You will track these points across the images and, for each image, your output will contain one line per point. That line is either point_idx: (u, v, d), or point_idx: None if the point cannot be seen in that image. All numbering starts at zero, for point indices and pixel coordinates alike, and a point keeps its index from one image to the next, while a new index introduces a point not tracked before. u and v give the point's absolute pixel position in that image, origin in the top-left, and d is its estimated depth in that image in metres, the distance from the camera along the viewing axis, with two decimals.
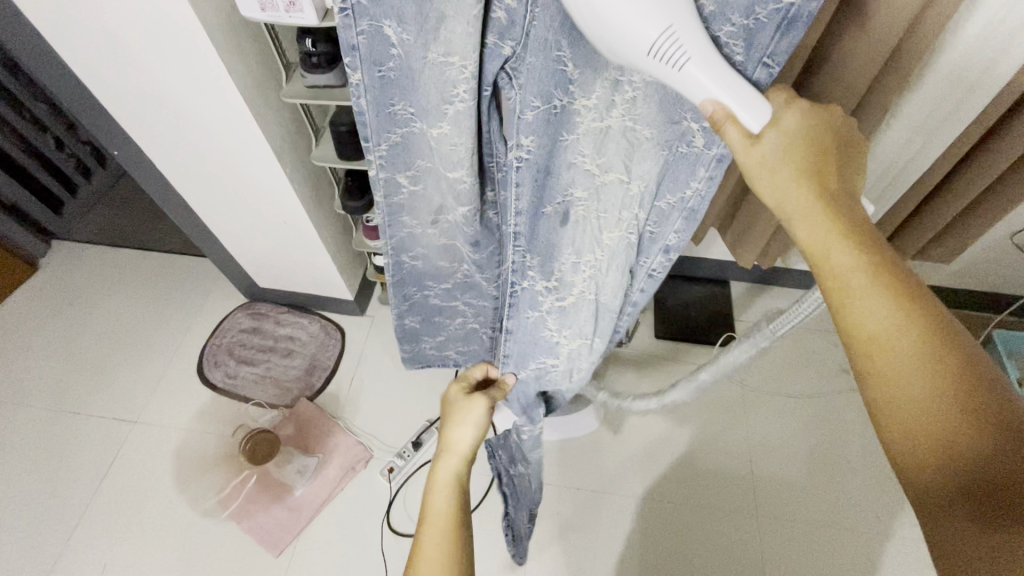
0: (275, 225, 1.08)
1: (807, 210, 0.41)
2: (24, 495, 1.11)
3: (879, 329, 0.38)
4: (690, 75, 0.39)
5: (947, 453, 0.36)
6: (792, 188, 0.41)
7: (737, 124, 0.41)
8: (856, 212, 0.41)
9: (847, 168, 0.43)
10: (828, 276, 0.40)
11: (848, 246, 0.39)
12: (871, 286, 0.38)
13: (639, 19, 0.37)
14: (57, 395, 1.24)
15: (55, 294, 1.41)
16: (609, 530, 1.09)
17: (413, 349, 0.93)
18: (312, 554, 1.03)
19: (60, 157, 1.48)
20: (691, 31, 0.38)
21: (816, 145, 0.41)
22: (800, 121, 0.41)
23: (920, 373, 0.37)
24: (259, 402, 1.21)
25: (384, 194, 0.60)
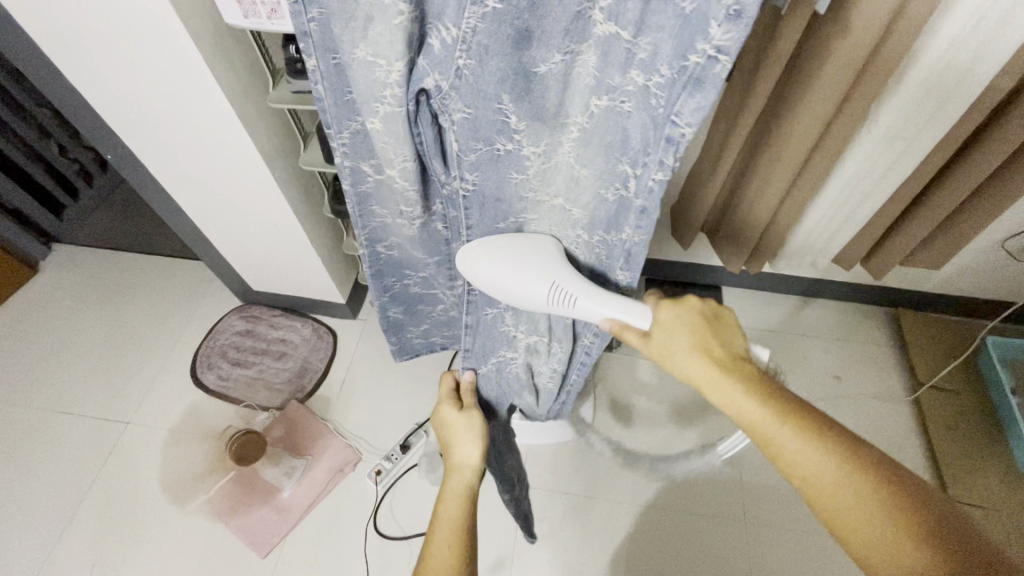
0: (267, 228, 1.09)
1: (710, 381, 0.51)
2: (16, 495, 1.12)
3: (806, 467, 0.46)
4: (583, 309, 0.60)
5: (899, 569, 0.43)
6: (691, 364, 0.53)
7: (631, 330, 0.58)
8: (746, 371, 0.52)
9: (728, 337, 0.55)
10: (750, 428, 0.49)
11: (754, 402, 0.49)
12: (783, 432, 0.47)
13: (528, 285, 0.61)
14: (52, 396, 1.25)
15: (54, 297, 1.43)
16: (596, 535, 1.08)
17: (399, 340, 0.98)
18: (298, 555, 1.03)
19: (63, 161, 1.52)
20: (571, 283, 0.61)
21: (694, 329, 0.55)
22: (676, 317, 0.55)
23: (851, 500, 0.45)
24: (250, 404, 1.22)
25: (352, 182, 0.63)
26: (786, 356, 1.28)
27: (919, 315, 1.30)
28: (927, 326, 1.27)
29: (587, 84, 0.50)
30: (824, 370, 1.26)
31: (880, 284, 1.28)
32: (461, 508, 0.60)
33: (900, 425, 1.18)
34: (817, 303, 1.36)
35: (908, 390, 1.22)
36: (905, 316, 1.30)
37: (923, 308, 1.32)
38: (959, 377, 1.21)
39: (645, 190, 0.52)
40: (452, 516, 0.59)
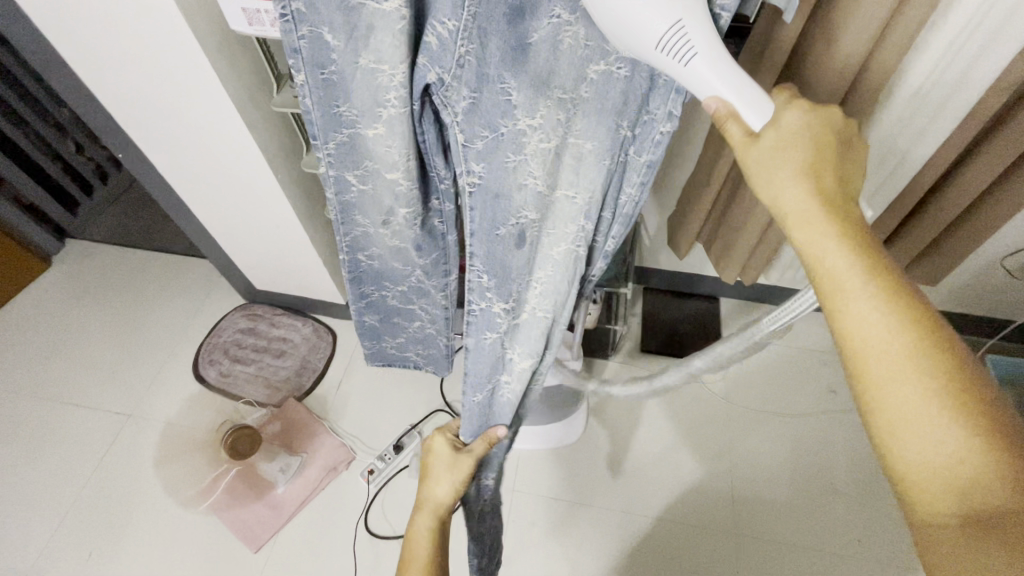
0: (269, 229, 1.12)
1: (804, 214, 0.42)
2: (19, 482, 1.15)
3: (872, 333, 0.38)
4: (695, 72, 0.42)
5: (939, 467, 0.37)
6: (792, 189, 0.42)
7: (738, 121, 0.44)
8: (853, 215, 0.41)
9: (845, 171, 0.44)
10: (823, 276, 0.41)
11: (842, 249, 0.40)
12: (867, 289, 0.39)
13: (648, 10, 0.40)
14: (59, 387, 1.29)
15: (65, 290, 1.47)
16: (584, 542, 1.08)
17: (375, 345, 1.00)
18: (289, 551, 1.04)
19: (79, 159, 1.58)
20: (700, 31, 0.41)
21: (816, 146, 0.43)
22: (803, 124, 0.44)
23: (922, 387, 0.37)
24: (248, 400, 1.24)
25: (336, 191, 0.66)
26: (782, 369, 1.28)
27: None
28: None
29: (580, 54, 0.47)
30: (820, 383, 1.26)
31: None
32: (429, 550, 0.66)
33: None
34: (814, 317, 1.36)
35: None
36: None
37: None
38: None
39: (649, 144, 0.51)
40: (422, 558, 0.65)
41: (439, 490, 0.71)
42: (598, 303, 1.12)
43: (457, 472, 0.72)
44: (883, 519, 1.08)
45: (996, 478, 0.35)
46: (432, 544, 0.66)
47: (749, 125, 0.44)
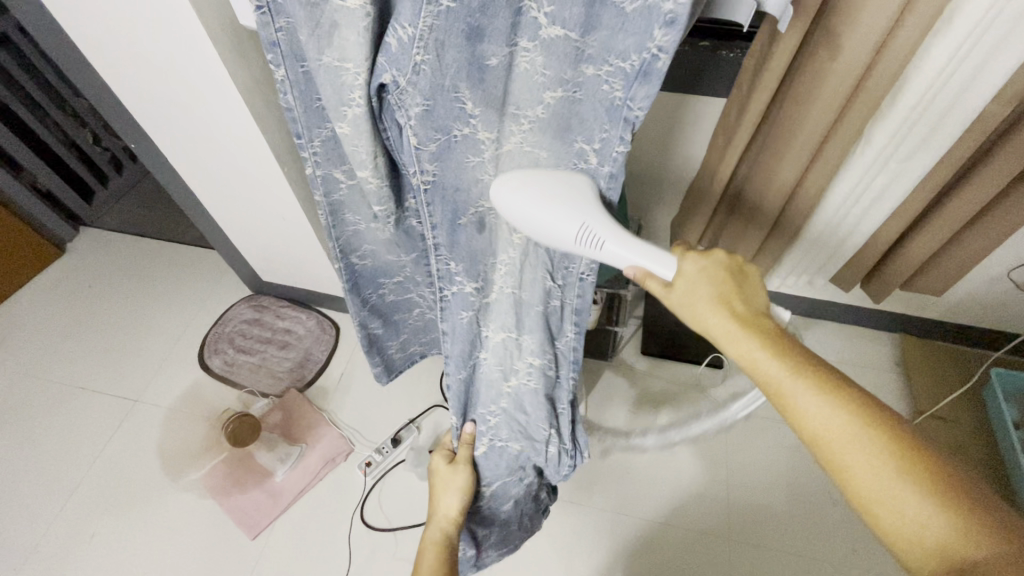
0: (276, 221, 1.14)
1: (727, 333, 0.47)
2: (27, 462, 1.18)
3: (818, 425, 0.41)
4: (609, 253, 0.53)
5: (921, 541, 0.37)
6: (712, 317, 0.48)
7: (654, 280, 0.52)
8: (766, 327, 0.46)
9: (753, 292, 0.50)
10: (763, 382, 0.44)
11: (767, 353, 0.44)
12: (803, 387, 0.42)
13: (559, 222, 0.52)
14: (68, 371, 1.31)
15: (78, 277, 1.50)
16: (578, 541, 1.09)
17: (382, 360, 1.00)
18: (286, 539, 1.06)
19: (96, 149, 1.62)
20: (598, 221, 0.52)
21: (718, 282, 0.49)
22: (701, 267, 0.50)
23: (878, 466, 0.39)
24: (251, 390, 1.26)
25: (324, 192, 0.67)
26: None
27: (922, 342, 1.28)
28: (930, 354, 1.26)
29: (537, 79, 0.50)
30: None
31: (883, 308, 1.27)
32: (438, 555, 0.73)
33: None
34: (817, 324, 1.35)
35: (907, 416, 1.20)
36: (909, 343, 1.28)
37: (927, 336, 1.30)
38: (960, 407, 1.19)
39: (609, 160, 0.54)
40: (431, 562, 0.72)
41: (444, 497, 0.80)
42: (597, 304, 1.13)
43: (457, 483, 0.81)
44: None
45: (976, 545, 0.35)
46: (440, 549, 0.74)
47: (662, 278, 0.52)
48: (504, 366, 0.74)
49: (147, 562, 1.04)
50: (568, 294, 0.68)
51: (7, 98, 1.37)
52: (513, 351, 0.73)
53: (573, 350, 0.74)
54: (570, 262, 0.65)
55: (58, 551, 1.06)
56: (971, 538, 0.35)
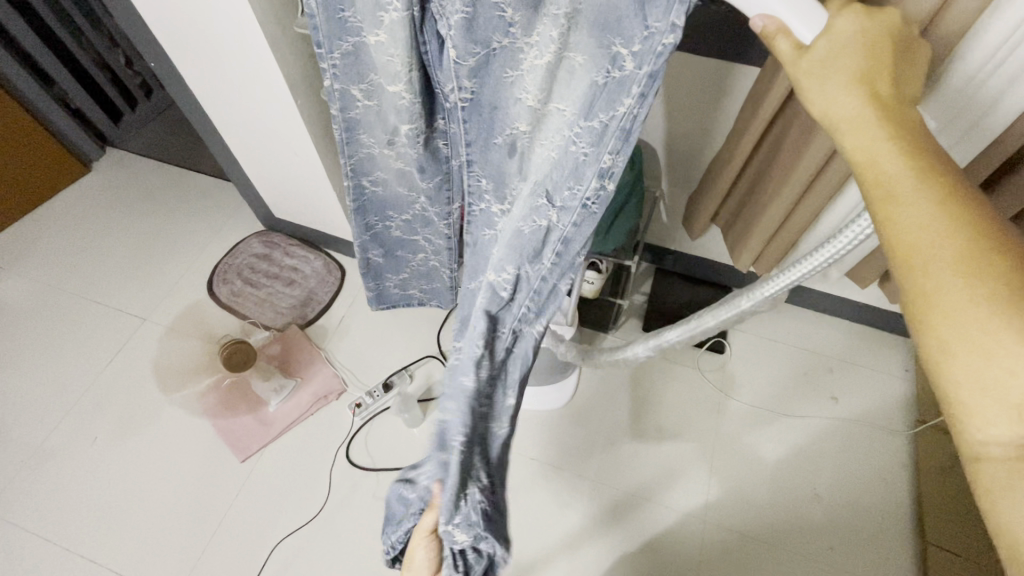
0: (286, 156, 1.13)
1: (854, 121, 0.38)
2: (39, 365, 1.24)
3: (919, 236, 0.36)
4: None
5: (999, 392, 0.33)
6: (844, 98, 0.39)
7: (787, 37, 0.39)
8: (908, 119, 0.39)
9: (903, 78, 0.40)
10: (870, 181, 0.38)
11: (895, 149, 0.37)
12: (922, 189, 0.36)
13: None
14: (85, 285, 1.36)
15: (100, 195, 1.54)
16: (551, 502, 1.11)
17: (378, 287, 1.03)
18: (271, 465, 1.10)
19: (127, 73, 1.63)
20: None
21: (872, 57, 0.39)
22: (861, 29, 0.39)
23: (979, 289, 0.34)
24: (254, 321, 1.29)
25: (340, 108, 0.67)
26: (786, 370, 1.24)
27: None
28: None
29: None
30: (823, 390, 1.21)
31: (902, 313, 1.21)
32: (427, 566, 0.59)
33: (889, 459, 1.12)
34: (830, 322, 1.30)
35: (908, 425, 1.15)
36: None
37: None
38: None
39: (649, 57, 0.44)
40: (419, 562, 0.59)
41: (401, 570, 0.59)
42: (600, 273, 1.10)
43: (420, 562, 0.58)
44: (861, 532, 1.06)
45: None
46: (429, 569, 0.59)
47: (799, 38, 0.39)
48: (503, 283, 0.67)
49: (142, 471, 1.10)
50: None
51: (43, 13, 1.38)
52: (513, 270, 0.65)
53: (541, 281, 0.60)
54: (577, 182, 0.54)
55: (60, 449, 1.13)
56: None
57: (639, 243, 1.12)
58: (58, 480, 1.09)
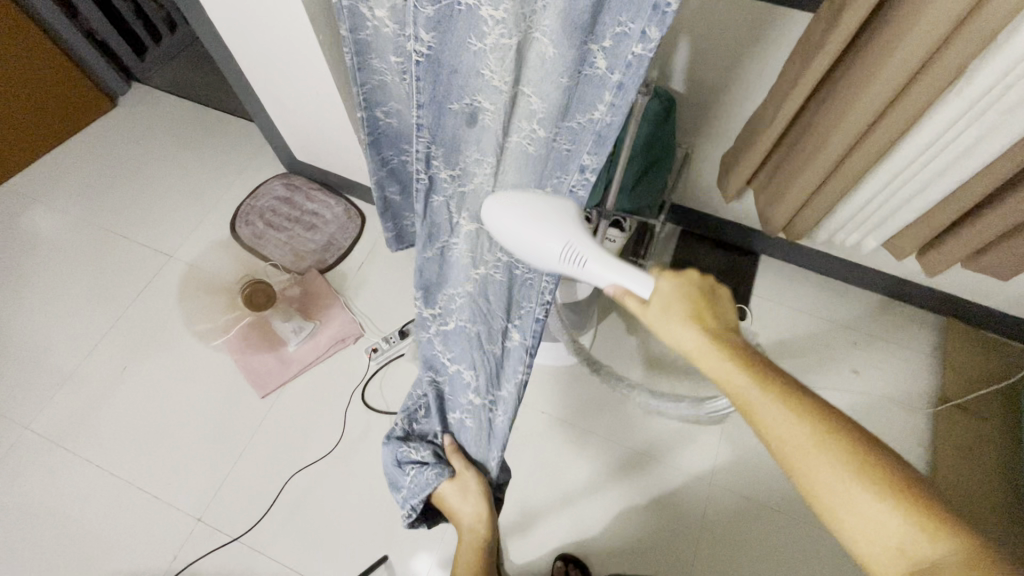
0: (308, 96, 1.09)
1: (698, 349, 0.45)
2: (71, 294, 1.28)
3: (786, 435, 0.40)
4: (592, 272, 0.51)
5: (885, 546, 0.37)
6: (683, 336, 0.47)
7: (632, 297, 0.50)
8: (738, 342, 0.46)
9: (726, 315, 0.48)
10: (731, 393, 0.43)
11: (739, 367, 0.43)
12: (769, 400, 0.41)
13: (544, 238, 0.52)
14: (112, 219, 1.39)
15: (127, 132, 1.54)
16: (559, 457, 1.12)
17: (397, 227, 1.00)
18: (290, 403, 1.14)
19: (151, 5, 1.59)
20: (587, 244, 0.52)
21: (692, 301, 0.48)
22: (676, 285, 0.49)
23: (837, 471, 0.38)
24: (275, 264, 1.30)
25: (350, 28, 0.66)
26: (809, 342, 1.20)
27: (968, 330, 1.17)
28: (973, 343, 1.16)
29: None
30: (844, 363, 1.17)
31: (939, 289, 1.16)
32: (479, 514, 0.81)
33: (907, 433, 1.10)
34: (859, 293, 1.25)
35: (930, 402, 1.12)
36: (954, 329, 1.18)
37: (976, 324, 1.19)
38: (993, 403, 1.10)
39: (620, 64, 0.48)
40: (473, 512, 0.81)
41: (461, 516, 0.81)
42: (624, 232, 1.08)
43: (473, 493, 0.82)
44: None
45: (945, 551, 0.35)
46: (483, 515, 0.81)
47: (640, 295, 0.50)
48: (475, 255, 0.69)
49: (169, 399, 1.15)
50: None
51: None
52: (485, 242, 0.68)
53: None
54: (564, 172, 0.58)
55: (93, 374, 1.18)
56: (924, 524, 0.36)
57: (666, 202, 1.08)
58: (92, 404, 1.15)
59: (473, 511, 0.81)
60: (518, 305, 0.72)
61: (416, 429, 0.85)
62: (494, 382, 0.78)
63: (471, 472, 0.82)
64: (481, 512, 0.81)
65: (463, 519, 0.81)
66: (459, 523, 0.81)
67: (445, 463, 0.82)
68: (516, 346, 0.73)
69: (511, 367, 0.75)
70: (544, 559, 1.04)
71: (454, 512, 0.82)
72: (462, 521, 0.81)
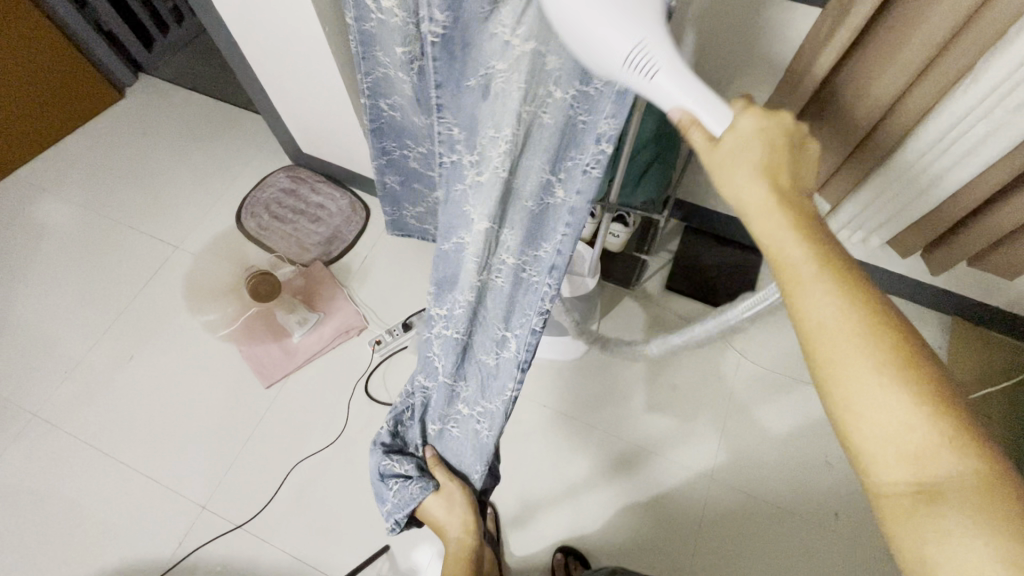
0: (315, 89, 1.10)
1: (759, 208, 0.42)
2: (78, 283, 1.30)
3: (824, 315, 0.38)
4: (659, 86, 0.43)
5: (892, 441, 0.36)
6: (747, 190, 0.43)
7: (700, 129, 0.45)
8: (807, 211, 0.42)
9: (799, 181, 0.45)
10: (779, 265, 0.41)
11: (799, 237, 0.40)
12: (822, 277, 0.39)
13: (612, 31, 0.41)
14: (119, 210, 1.40)
15: (134, 123, 1.55)
16: (560, 451, 1.13)
17: (396, 214, 1.05)
18: (293, 394, 1.15)
19: None
20: (660, 46, 0.42)
21: (771, 155, 0.43)
22: (758, 126, 0.43)
23: (869, 359, 0.37)
24: (280, 256, 1.31)
25: (355, 17, 0.66)
26: None
27: (972, 330, 1.17)
28: (976, 343, 1.16)
29: None
30: None
31: (943, 289, 1.15)
32: (467, 525, 0.84)
33: None
34: None
35: None
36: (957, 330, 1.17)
37: (980, 325, 1.19)
38: (995, 403, 1.10)
39: None
40: (461, 523, 0.84)
41: (449, 528, 0.84)
42: (627, 227, 1.08)
43: (458, 504, 0.85)
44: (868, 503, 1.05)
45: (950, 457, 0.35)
46: (470, 527, 0.84)
47: (709, 130, 0.45)
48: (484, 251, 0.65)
49: (175, 389, 1.16)
50: (569, 186, 0.59)
51: None
52: (495, 242, 0.65)
53: (559, 255, 0.63)
54: (579, 152, 0.56)
55: (99, 363, 1.20)
56: (941, 425, 0.35)
57: (671, 197, 1.07)
58: (98, 393, 1.16)
59: (461, 523, 0.84)
60: (519, 310, 0.71)
61: (399, 440, 0.87)
62: (487, 393, 0.79)
63: (455, 483, 0.85)
64: (468, 524, 0.84)
65: (451, 533, 0.84)
66: (446, 535, 0.85)
67: (429, 475, 0.85)
68: (511, 356, 0.74)
69: (502, 380, 0.77)
70: (544, 551, 1.05)
71: (442, 525, 0.85)
72: (450, 534, 0.84)
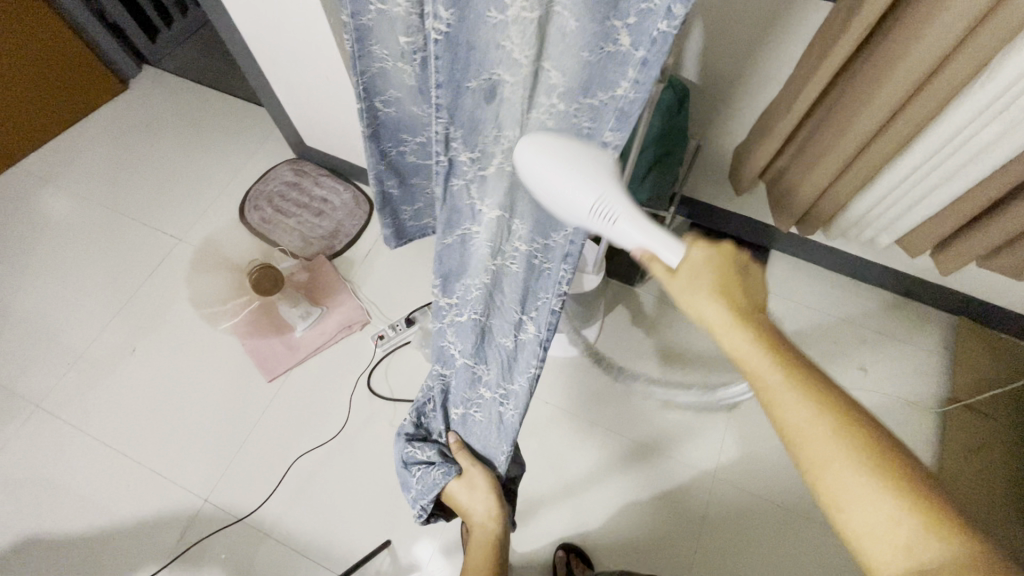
0: (319, 82, 1.09)
1: (723, 327, 0.44)
2: (81, 275, 1.29)
3: (799, 423, 0.40)
4: (620, 231, 0.49)
5: (884, 539, 0.37)
6: (709, 311, 0.45)
7: (658, 263, 0.49)
8: (766, 322, 0.44)
9: (754, 291, 0.46)
10: (750, 377, 0.42)
11: (762, 352, 0.42)
12: (790, 387, 0.40)
13: (574, 190, 0.48)
14: (123, 202, 1.40)
15: (137, 115, 1.54)
16: (562, 448, 1.12)
17: (395, 223, 1.02)
18: (296, 388, 1.15)
19: None
20: (620, 199, 0.49)
21: (721, 278, 0.46)
22: (707, 256, 0.47)
23: (845, 463, 0.38)
24: (283, 250, 1.30)
25: (352, 12, 0.64)
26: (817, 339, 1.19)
27: (980, 330, 1.16)
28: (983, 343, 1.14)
29: None
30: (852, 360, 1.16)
31: (951, 288, 1.14)
32: (491, 510, 0.83)
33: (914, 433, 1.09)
34: (871, 290, 1.23)
35: (938, 402, 1.11)
36: (965, 329, 1.16)
37: (987, 324, 1.17)
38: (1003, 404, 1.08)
39: (646, 41, 0.46)
40: (485, 509, 0.82)
41: (473, 513, 0.83)
42: None
43: (482, 489, 0.83)
44: None
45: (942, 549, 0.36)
46: (494, 511, 0.83)
47: (667, 262, 0.48)
48: (494, 244, 0.67)
49: (177, 381, 1.16)
50: None
51: None
52: (505, 230, 0.66)
53: (572, 246, 0.62)
54: None
55: (103, 355, 1.20)
56: (927, 520, 0.36)
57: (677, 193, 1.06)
58: (101, 384, 1.17)
59: (485, 507, 0.82)
60: (534, 296, 0.71)
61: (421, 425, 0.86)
62: (506, 377, 0.79)
63: (477, 469, 0.84)
64: (493, 508, 0.83)
65: (476, 517, 0.82)
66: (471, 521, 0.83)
67: (451, 461, 0.84)
68: (530, 339, 0.73)
69: (523, 360, 0.76)
70: (545, 547, 1.05)
71: (466, 510, 0.83)
72: (474, 519, 0.82)
